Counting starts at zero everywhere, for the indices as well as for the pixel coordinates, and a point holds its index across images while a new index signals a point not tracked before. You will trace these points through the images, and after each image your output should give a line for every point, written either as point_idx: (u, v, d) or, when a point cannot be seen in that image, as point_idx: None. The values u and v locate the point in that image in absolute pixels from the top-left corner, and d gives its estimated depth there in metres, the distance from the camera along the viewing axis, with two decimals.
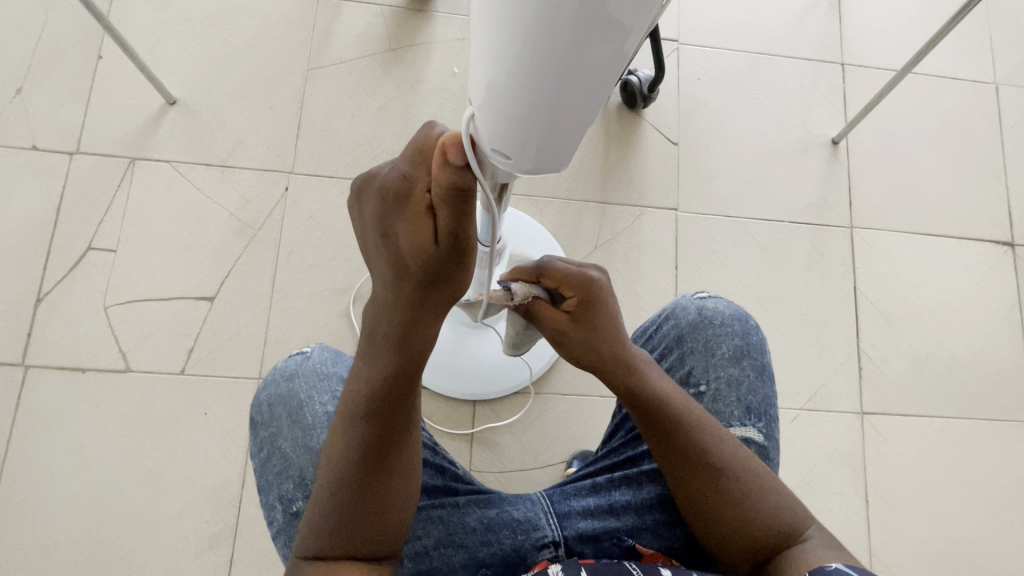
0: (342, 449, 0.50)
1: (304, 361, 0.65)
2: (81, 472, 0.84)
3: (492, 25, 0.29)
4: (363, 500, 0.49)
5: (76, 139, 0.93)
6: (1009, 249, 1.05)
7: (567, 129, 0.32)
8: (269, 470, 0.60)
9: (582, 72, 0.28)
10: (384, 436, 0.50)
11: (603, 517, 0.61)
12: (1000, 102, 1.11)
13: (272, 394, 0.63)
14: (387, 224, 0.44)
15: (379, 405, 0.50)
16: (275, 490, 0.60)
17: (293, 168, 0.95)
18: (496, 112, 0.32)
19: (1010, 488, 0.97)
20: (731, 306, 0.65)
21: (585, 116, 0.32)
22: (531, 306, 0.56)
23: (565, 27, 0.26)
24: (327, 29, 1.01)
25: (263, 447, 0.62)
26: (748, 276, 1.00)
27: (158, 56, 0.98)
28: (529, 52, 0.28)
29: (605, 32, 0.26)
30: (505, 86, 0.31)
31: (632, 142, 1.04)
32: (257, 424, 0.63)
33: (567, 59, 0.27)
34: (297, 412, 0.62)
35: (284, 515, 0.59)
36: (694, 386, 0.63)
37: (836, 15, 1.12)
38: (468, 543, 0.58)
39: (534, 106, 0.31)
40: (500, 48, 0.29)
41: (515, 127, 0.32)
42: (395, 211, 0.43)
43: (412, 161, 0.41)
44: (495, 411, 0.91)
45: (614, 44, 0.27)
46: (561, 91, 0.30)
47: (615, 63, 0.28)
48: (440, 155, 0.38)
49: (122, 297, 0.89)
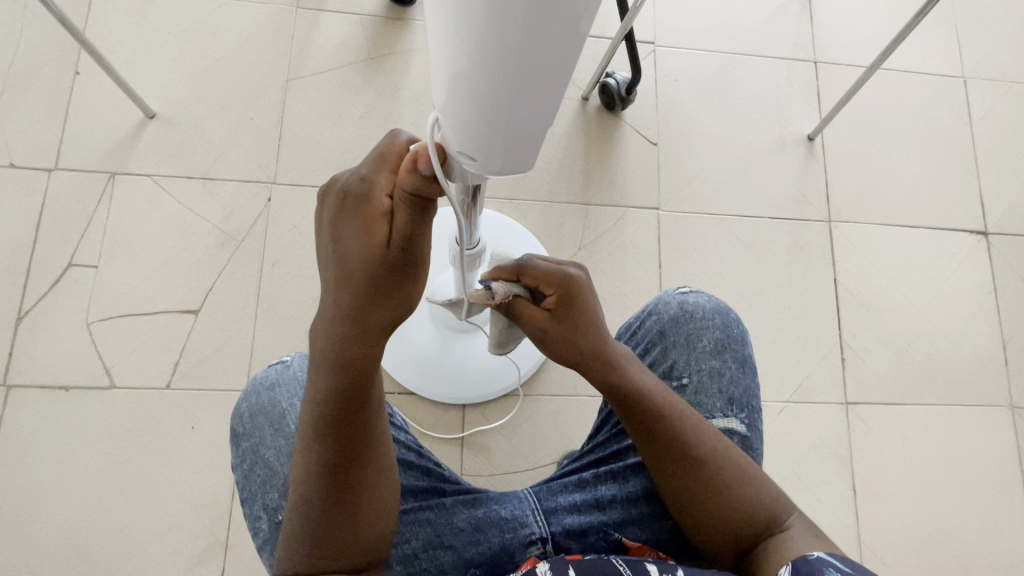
0: (309, 466, 0.49)
1: (284, 370, 0.65)
2: (68, 492, 0.83)
3: (445, 35, 0.30)
4: (340, 510, 0.49)
5: (55, 155, 0.93)
6: (983, 238, 1.08)
7: (529, 129, 0.33)
8: (252, 481, 0.60)
9: (536, 72, 0.29)
10: (349, 450, 0.49)
11: (589, 512, 0.61)
12: (968, 96, 1.14)
13: (253, 405, 0.63)
14: (342, 227, 0.45)
15: (339, 420, 0.49)
16: (260, 500, 0.60)
17: (276, 177, 0.95)
18: (459, 116, 0.33)
19: (993, 472, 0.99)
20: (711, 300, 0.67)
21: (545, 113, 0.33)
22: (512, 305, 0.57)
23: (512, 31, 0.27)
24: (306, 39, 1.01)
25: (245, 458, 0.61)
26: (731, 272, 1.02)
27: (136, 70, 0.98)
28: (481, 58, 0.29)
29: (551, 30, 0.27)
30: (464, 91, 0.32)
31: (613, 143, 1.05)
32: (238, 435, 0.63)
33: (518, 61, 0.28)
34: (279, 421, 0.62)
35: (270, 524, 0.59)
36: (676, 379, 0.63)
37: (808, 15, 1.14)
38: (457, 544, 0.58)
39: (493, 110, 0.32)
40: (455, 55, 0.30)
41: (478, 130, 0.33)
42: (349, 213, 0.45)
43: (372, 167, 0.44)
44: (484, 414, 0.92)
45: (562, 41, 0.28)
46: (518, 92, 0.30)
47: (567, 61, 0.29)
48: (409, 161, 0.40)
49: (105, 312, 0.88)
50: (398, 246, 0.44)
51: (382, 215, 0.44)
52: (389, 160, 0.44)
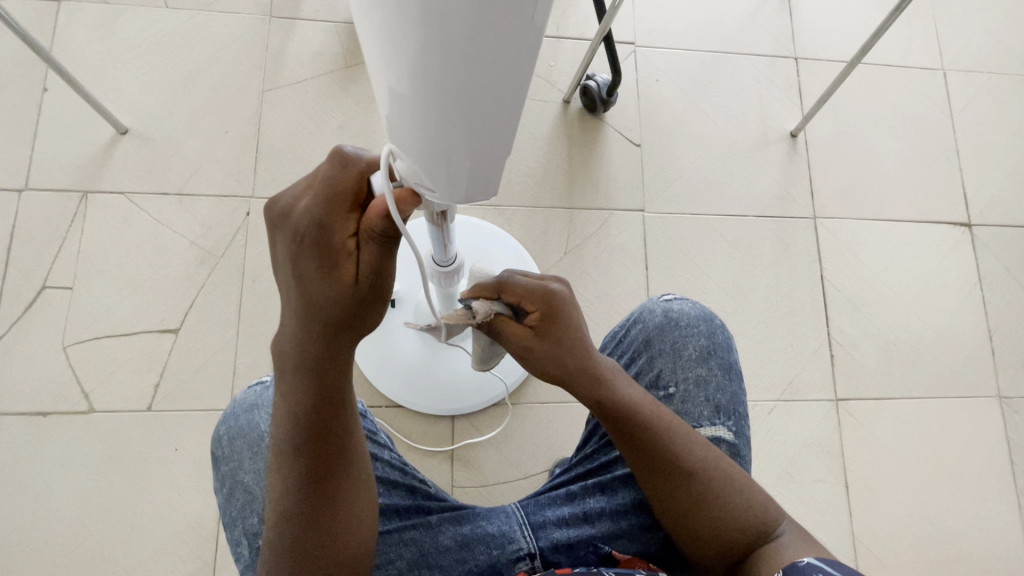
0: (284, 489, 0.49)
1: (264, 391, 0.64)
2: (48, 520, 0.81)
3: (388, 68, 0.30)
4: (318, 531, 0.49)
5: (25, 175, 0.90)
6: (967, 230, 1.08)
7: (485, 158, 0.33)
8: (233, 505, 0.59)
9: (487, 99, 0.29)
10: (324, 469, 0.49)
11: (578, 526, 0.60)
12: (949, 88, 1.14)
13: (232, 428, 0.62)
14: (306, 265, 0.43)
15: (312, 442, 0.49)
16: (241, 525, 0.58)
17: (253, 191, 0.93)
18: (415, 146, 0.33)
19: (984, 463, 0.99)
20: (696, 307, 0.66)
21: (500, 142, 0.32)
22: (495, 323, 0.55)
23: (445, 67, 0.27)
24: (281, 48, 0.99)
25: (225, 482, 0.60)
26: (718, 272, 1.01)
27: (107, 86, 0.96)
28: (427, 88, 0.28)
29: (485, 64, 0.26)
30: (415, 123, 0.31)
31: (596, 145, 1.04)
32: (217, 459, 0.61)
33: (465, 90, 0.28)
34: (258, 444, 0.60)
35: (251, 549, 0.57)
36: (663, 389, 0.63)
37: (787, 11, 1.14)
38: (443, 562, 0.57)
39: (447, 139, 0.31)
40: (400, 92, 0.30)
41: (435, 157, 0.33)
42: (309, 251, 0.42)
43: (328, 201, 0.41)
44: (473, 425, 0.91)
45: (502, 72, 0.27)
46: (465, 125, 0.30)
47: (513, 91, 0.29)
48: (382, 210, 0.39)
49: (81, 335, 0.86)
50: (369, 282, 0.44)
51: (350, 254, 0.42)
52: (342, 188, 0.41)
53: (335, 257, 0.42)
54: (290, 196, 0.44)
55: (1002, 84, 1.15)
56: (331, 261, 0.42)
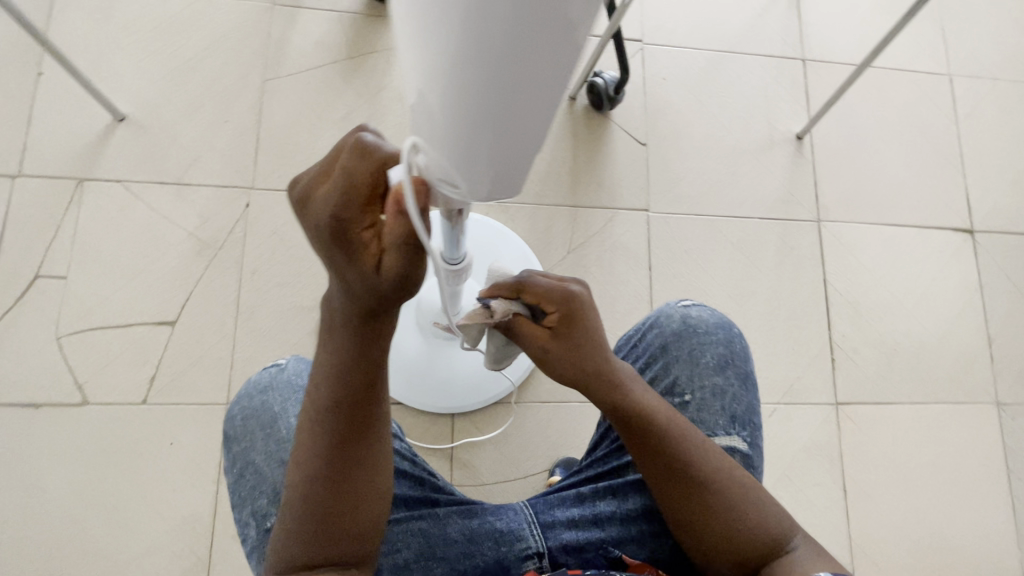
0: (304, 467, 0.48)
1: (278, 373, 0.62)
2: (39, 512, 0.79)
3: (421, 66, 0.29)
4: (323, 529, 0.47)
5: (18, 161, 0.88)
6: (969, 237, 1.08)
7: (513, 154, 0.32)
8: (242, 486, 0.57)
9: (521, 97, 0.28)
10: (342, 469, 0.48)
11: (587, 528, 0.59)
12: (954, 93, 1.13)
13: (245, 408, 0.60)
14: (333, 256, 0.40)
15: (337, 442, 0.47)
16: (249, 506, 0.56)
17: (253, 182, 0.91)
18: (439, 147, 0.32)
19: (979, 470, 0.99)
20: (715, 315, 0.65)
21: (529, 139, 0.31)
22: (512, 323, 0.55)
23: (483, 60, 0.26)
24: (282, 38, 0.97)
25: (236, 463, 0.58)
26: (720, 273, 1.01)
27: (104, 71, 0.93)
28: (459, 91, 0.28)
29: (529, 57, 0.26)
30: (445, 122, 0.30)
31: (601, 144, 1.03)
32: (230, 439, 0.59)
33: (499, 87, 0.27)
34: (271, 425, 0.58)
35: (259, 531, 0.55)
36: (678, 396, 0.62)
37: (795, 12, 1.13)
38: (450, 555, 0.56)
39: (474, 139, 0.30)
40: (432, 86, 0.29)
41: (459, 160, 0.32)
42: (331, 245, 0.39)
43: (344, 196, 0.37)
44: (474, 423, 0.90)
45: (542, 67, 0.26)
46: (499, 122, 0.29)
47: (550, 88, 0.28)
48: (393, 205, 0.36)
49: (75, 326, 0.85)
50: (394, 276, 0.39)
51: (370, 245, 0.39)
52: (357, 187, 0.37)
53: (354, 248, 0.39)
54: (313, 178, 0.40)
55: (1007, 91, 1.14)
56: (354, 253, 0.39)
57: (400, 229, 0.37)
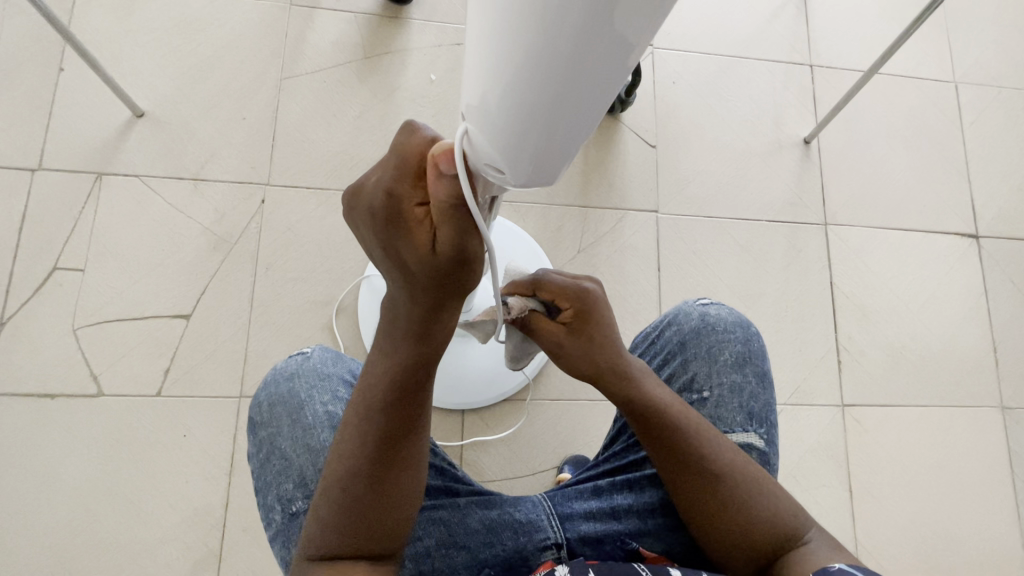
0: (342, 461, 0.49)
1: (305, 361, 0.63)
2: (54, 502, 0.80)
3: (485, 52, 0.30)
4: (356, 522, 0.48)
5: (38, 155, 0.89)
6: (974, 242, 1.09)
7: (560, 147, 0.33)
8: (268, 471, 0.58)
9: (579, 94, 0.29)
10: (383, 467, 0.48)
11: (605, 519, 0.60)
12: (960, 100, 1.15)
13: (272, 394, 0.61)
14: (388, 241, 0.40)
15: (384, 442, 0.48)
16: (275, 491, 0.57)
17: (269, 178, 0.92)
18: (487, 132, 0.33)
19: (984, 474, 1.00)
20: (733, 313, 0.66)
21: (578, 134, 0.32)
22: (528, 320, 0.56)
23: (552, 55, 0.27)
24: (299, 37, 0.99)
25: (262, 448, 0.59)
26: (728, 274, 1.02)
27: (124, 67, 0.95)
28: (521, 80, 0.29)
29: (595, 59, 0.26)
30: (500, 108, 0.31)
31: (611, 145, 1.04)
32: (256, 424, 0.60)
33: (560, 82, 0.28)
34: (297, 411, 0.59)
35: (285, 515, 0.56)
36: (696, 392, 0.63)
37: (803, 19, 1.14)
38: (471, 544, 0.57)
39: (527, 128, 0.31)
40: (494, 72, 0.30)
41: (508, 149, 0.33)
42: (386, 229, 0.39)
43: (397, 173, 0.38)
44: (485, 420, 0.91)
45: (607, 69, 0.27)
46: (554, 114, 0.30)
47: (606, 89, 0.29)
48: (433, 169, 0.36)
49: (92, 318, 0.86)
50: (449, 252, 0.39)
51: (423, 223, 0.39)
52: (409, 158, 0.37)
53: (410, 230, 0.39)
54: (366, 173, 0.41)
55: (1012, 99, 1.16)
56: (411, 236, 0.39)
57: (450, 195, 0.36)
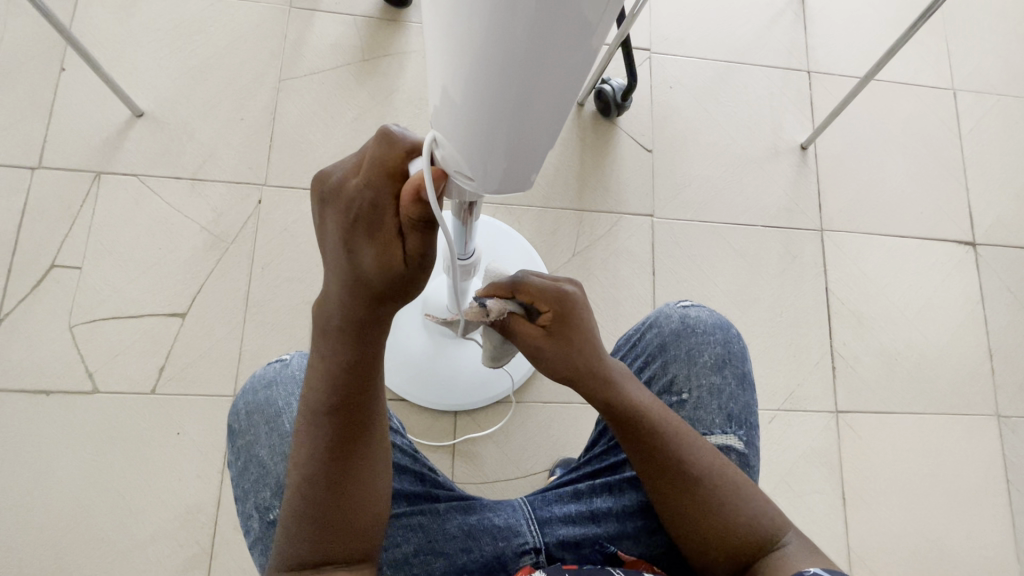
0: (303, 468, 0.49)
1: (283, 368, 0.63)
2: (47, 497, 0.81)
3: (446, 61, 0.31)
4: (320, 528, 0.48)
5: (38, 153, 0.90)
6: (972, 249, 1.09)
7: (527, 150, 0.34)
8: (245, 479, 0.58)
9: (537, 95, 0.30)
10: (341, 470, 0.49)
11: (584, 523, 0.60)
12: (958, 108, 1.15)
13: (250, 403, 0.61)
14: (354, 243, 0.41)
15: (338, 445, 0.49)
16: (252, 499, 0.57)
17: (266, 179, 0.93)
18: (454, 138, 0.34)
19: (979, 482, 1.00)
20: (713, 315, 0.66)
21: (542, 136, 0.33)
22: (507, 322, 0.57)
23: (505, 58, 0.27)
24: (299, 39, 1.00)
25: (240, 456, 0.59)
26: (723, 279, 1.02)
27: (124, 67, 0.96)
28: (481, 85, 0.30)
29: (549, 59, 0.27)
30: (464, 113, 0.32)
31: (607, 149, 1.05)
32: (234, 432, 0.61)
33: (517, 84, 0.29)
34: (275, 420, 0.59)
35: (263, 523, 0.56)
36: (676, 394, 0.63)
37: (802, 25, 1.15)
38: (448, 550, 0.57)
39: (491, 132, 0.32)
40: (456, 80, 0.31)
41: (476, 153, 0.34)
42: (360, 230, 0.41)
43: (372, 184, 0.39)
44: (476, 421, 0.91)
45: (562, 69, 0.28)
46: (516, 117, 0.31)
47: (564, 88, 0.30)
48: (412, 193, 0.37)
49: (88, 315, 0.86)
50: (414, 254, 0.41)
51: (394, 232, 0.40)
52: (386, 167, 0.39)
53: (379, 235, 0.40)
54: (345, 172, 0.42)
55: (1011, 106, 1.16)
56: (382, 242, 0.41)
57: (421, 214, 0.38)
